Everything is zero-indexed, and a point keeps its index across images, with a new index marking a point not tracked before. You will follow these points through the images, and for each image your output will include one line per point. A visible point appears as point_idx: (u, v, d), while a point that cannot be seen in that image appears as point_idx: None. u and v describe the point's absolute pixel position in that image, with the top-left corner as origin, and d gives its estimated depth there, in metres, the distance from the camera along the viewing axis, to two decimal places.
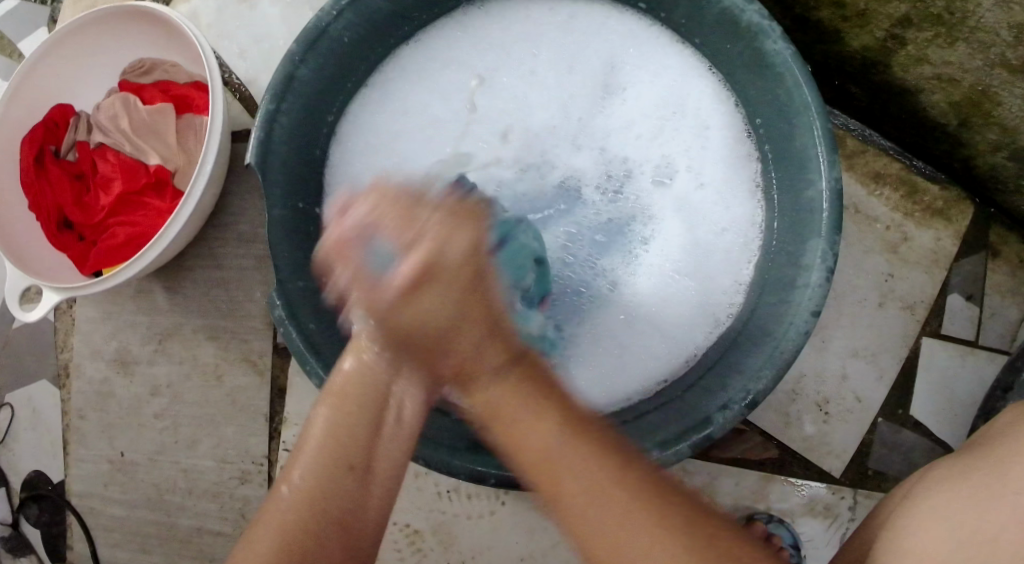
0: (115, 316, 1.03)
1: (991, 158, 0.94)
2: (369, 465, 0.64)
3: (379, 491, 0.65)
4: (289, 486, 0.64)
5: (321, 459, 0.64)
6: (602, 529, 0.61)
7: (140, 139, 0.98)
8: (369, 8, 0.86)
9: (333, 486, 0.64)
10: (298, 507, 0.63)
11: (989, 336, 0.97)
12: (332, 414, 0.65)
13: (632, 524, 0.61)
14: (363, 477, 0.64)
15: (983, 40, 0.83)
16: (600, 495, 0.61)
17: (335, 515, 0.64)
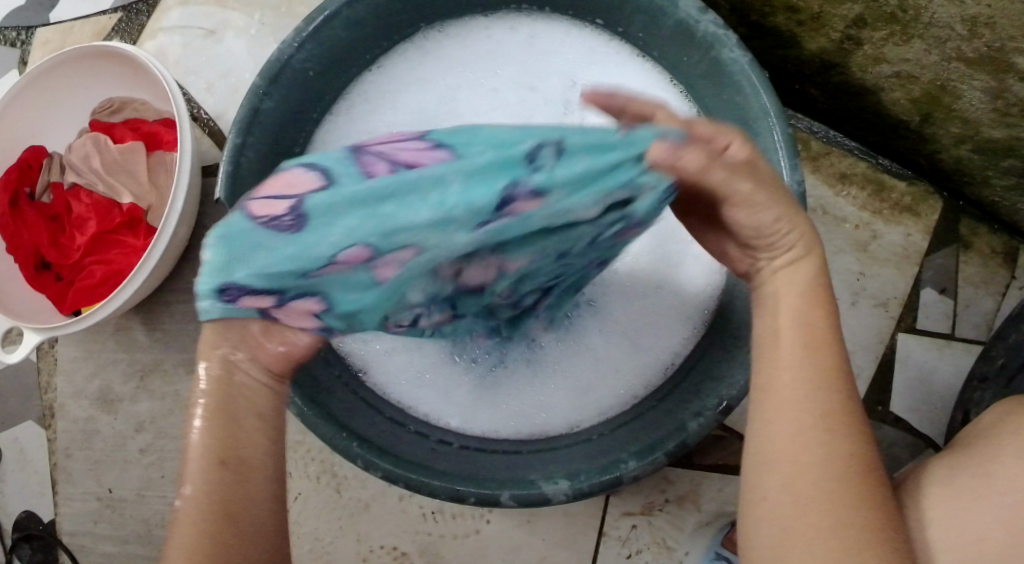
0: (96, 354, 1.03)
1: (957, 151, 0.94)
2: (241, 460, 0.62)
3: (256, 494, 0.61)
4: (184, 497, 0.60)
5: (206, 463, 0.61)
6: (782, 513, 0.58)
7: (112, 178, 0.98)
8: (330, 39, 0.86)
9: (217, 487, 0.60)
10: (203, 514, 0.60)
11: (965, 328, 0.97)
12: (208, 429, 0.62)
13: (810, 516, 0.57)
14: (240, 471, 0.61)
15: (937, 35, 0.82)
16: (802, 460, 0.58)
17: (225, 512, 0.60)
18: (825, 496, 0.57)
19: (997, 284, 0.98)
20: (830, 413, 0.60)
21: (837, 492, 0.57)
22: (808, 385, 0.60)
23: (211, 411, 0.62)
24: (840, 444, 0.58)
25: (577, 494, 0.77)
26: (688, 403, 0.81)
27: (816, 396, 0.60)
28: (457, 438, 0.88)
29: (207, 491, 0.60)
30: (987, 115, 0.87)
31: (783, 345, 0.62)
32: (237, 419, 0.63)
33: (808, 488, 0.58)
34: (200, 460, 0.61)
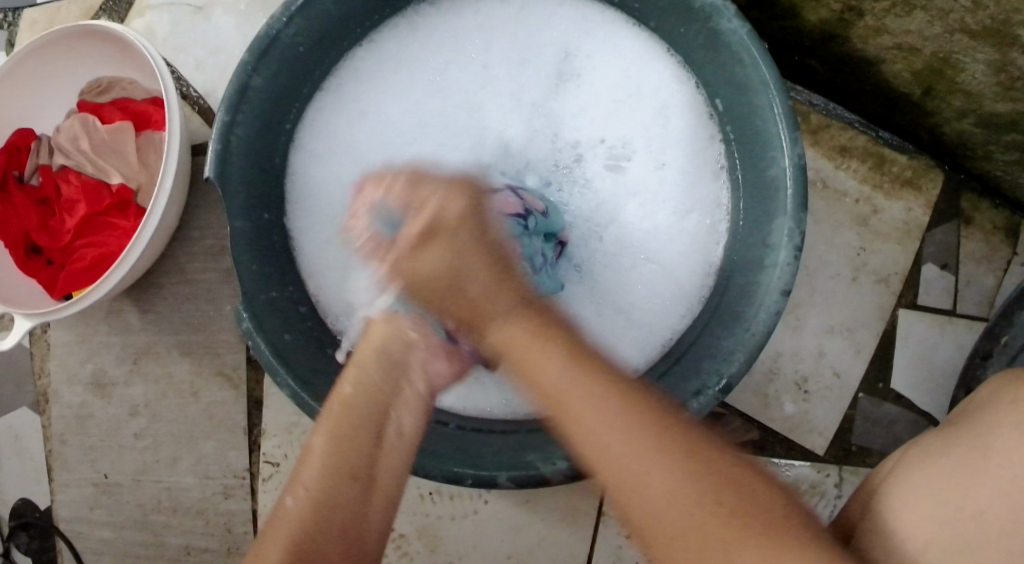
0: (89, 338, 1.02)
1: (958, 125, 0.93)
2: (371, 472, 0.65)
3: (382, 496, 0.65)
4: (293, 497, 0.63)
5: (325, 469, 0.64)
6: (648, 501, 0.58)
7: (102, 159, 0.97)
8: (320, 13, 0.84)
9: (335, 493, 0.63)
10: (299, 520, 0.62)
11: (967, 304, 0.96)
12: (330, 441, 0.65)
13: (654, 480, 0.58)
14: (366, 486, 0.65)
15: (940, 7, 0.80)
16: (667, 480, 0.58)
17: (329, 525, 0.62)
18: (704, 508, 0.57)
19: (998, 260, 0.97)
20: (659, 421, 0.60)
21: (704, 498, 0.57)
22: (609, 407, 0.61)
23: (337, 420, 0.66)
24: (668, 467, 0.58)
25: (574, 474, 0.76)
26: (688, 381, 0.80)
27: (637, 426, 0.60)
28: (453, 419, 0.87)
29: (310, 495, 0.63)
30: (990, 88, 0.86)
31: (562, 381, 0.62)
32: (382, 416, 0.67)
33: (679, 492, 0.58)
34: (320, 468, 0.64)
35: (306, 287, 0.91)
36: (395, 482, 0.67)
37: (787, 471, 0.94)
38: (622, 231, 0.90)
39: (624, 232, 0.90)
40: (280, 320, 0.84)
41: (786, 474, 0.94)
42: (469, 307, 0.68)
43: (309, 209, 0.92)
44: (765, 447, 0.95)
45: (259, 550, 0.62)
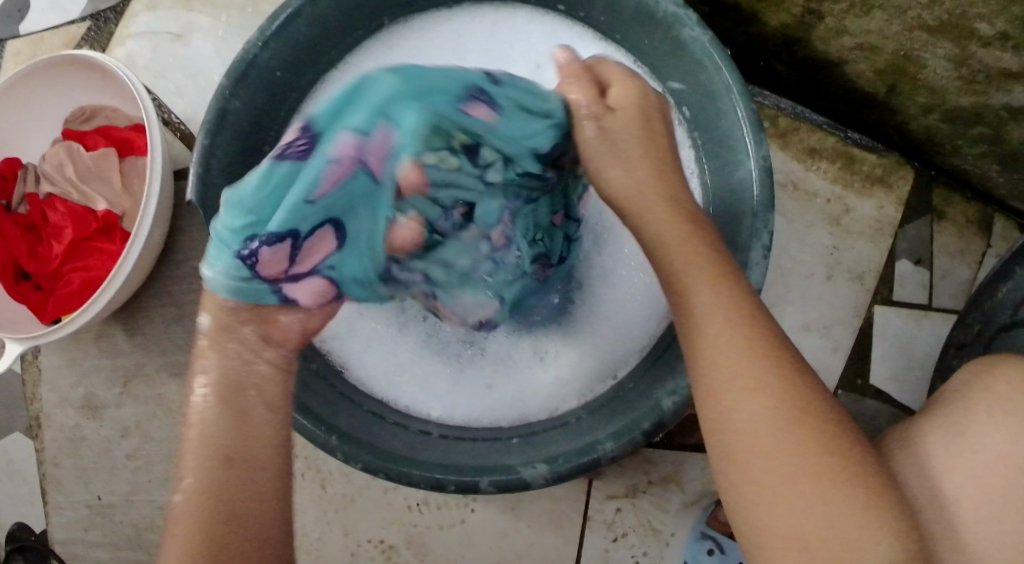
0: (80, 362, 1.04)
1: (925, 121, 0.94)
2: (247, 452, 0.61)
3: (263, 478, 0.61)
4: (180, 494, 0.61)
5: (197, 464, 0.61)
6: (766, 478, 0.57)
7: (88, 185, 0.99)
8: (295, 38, 0.86)
9: (216, 482, 0.60)
10: (200, 515, 0.59)
11: (942, 297, 0.98)
12: (200, 427, 0.62)
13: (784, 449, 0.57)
14: (237, 465, 0.61)
15: (898, 5, 0.82)
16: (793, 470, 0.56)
17: (220, 514, 0.59)
18: (799, 462, 0.56)
19: (972, 253, 0.98)
20: (755, 344, 0.60)
21: (793, 452, 0.57)
22: (737, 346, 0.60)
23: (209, 401, 0.63)
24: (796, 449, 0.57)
25: (555, 477, 0.76)
26: (660, 384, 0.80)
27: (766, 370, 0.59)
28: (436, 428, 0.87)
29: (200, 482, 0.60)
30: (953, 82, 0.87)
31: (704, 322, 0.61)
32: (251, 388, 0.64)
33: (778, 443, 0.57)
34: (200, 448, 0.61)
35: None
36: (279, 453, 0.63)
37: None
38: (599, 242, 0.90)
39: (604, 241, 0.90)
40: None
41: None
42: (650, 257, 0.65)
43: None
44: None
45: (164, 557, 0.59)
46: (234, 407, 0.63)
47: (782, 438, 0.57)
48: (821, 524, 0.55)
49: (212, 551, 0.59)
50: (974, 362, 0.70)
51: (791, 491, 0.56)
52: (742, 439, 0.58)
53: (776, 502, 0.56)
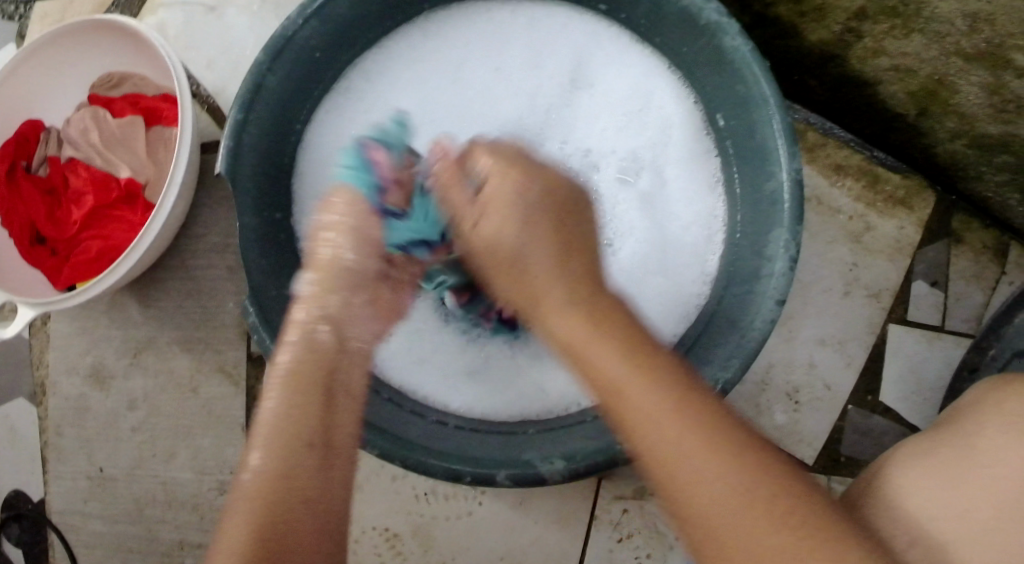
0: (90, 330, 1.03)
1: (951, 145, 0.95)
2: (328, 440, 0.64)
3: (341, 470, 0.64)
4: (249, 471, 0.62)
5: (277, 438, 0.63)
6: (717, 503, 0.57)
7: (111, 153, 0.98)
8: (334, 16, 0.85)
9: (291, 462, 0.62)
10: (262, 491, 0.61)
11: (955, 320, 0.99)
12: (282, 403, 0.64)
13: (688, 456, 0.58)
14: (325, 453, 0.63)
15: (938, 29, 0.82)
16: (717, 468, 0.57)
17: (303, 495, 0.61)
18: (733, 483, 0.57)
19: (988, 278, 0.99)
20: (626, 364, 0.61)
21: (725, 473, 0.57)
22: (644, 385, 0.60)
23: (288, 380, 0.66)
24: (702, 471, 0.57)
25: (572, 474, 0.77)
26: None
27: (662, 404, 0.59)
28: (452, 419, 0.88)
29: (271, 463, 0.62)
30: (984, 110, 0.88)
31: (581, 333, 0.64)
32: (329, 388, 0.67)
33: (682, 435, 0.58)
34: (271, 429, 0.63)
35: None
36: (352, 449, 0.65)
37: None
38: (629, 238, 0.91)
39: (632, 241, 0.91)
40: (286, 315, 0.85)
41: None
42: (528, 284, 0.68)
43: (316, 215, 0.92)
44: None
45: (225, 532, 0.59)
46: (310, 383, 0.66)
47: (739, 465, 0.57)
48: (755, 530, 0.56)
49: (275, 518, 0.60)
50: (986, 379, 0.71)
51: (707, 508, 0.57)
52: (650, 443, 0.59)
53: (710, 526, 0.57)
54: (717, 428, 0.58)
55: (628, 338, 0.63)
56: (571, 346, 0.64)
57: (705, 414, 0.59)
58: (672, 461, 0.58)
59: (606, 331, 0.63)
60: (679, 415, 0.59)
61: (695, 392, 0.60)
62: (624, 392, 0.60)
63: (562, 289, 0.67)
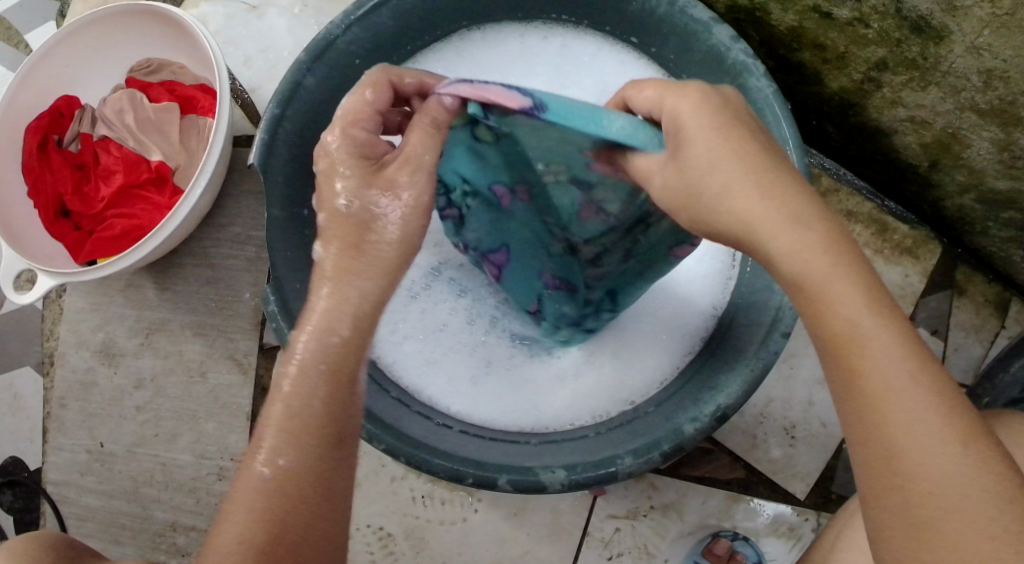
0: (104, 307, 1.04)
1: (960, 200, 0.98)
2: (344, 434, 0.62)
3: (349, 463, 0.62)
4: (265, 464, 0.59)
5: (292, 440, 0.60)
6: (949, 483, 0.52)
7: (144, 134, 0.99)
8: (377, 25, 0.88)
9: (309, 462, 0.59)
10: (266, 492, 0.59)
11: (953, 370, 1.01)
12: (285, 412, 0.60)
13: (938, 441, 0.52)
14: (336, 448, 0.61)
15: (954, 84, 0.85)
16: (942, 456, 0.52)
17: (308, 498, 0.59)
18: (973, 465, 0.52)
19: (987, 332, 1.02)
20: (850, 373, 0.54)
21: (978, 450, 0.52)
22: (891, 345, 0.53)
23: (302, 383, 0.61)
24: (943, 450, 0.52)
25: (571, 485, 0.79)
26: (683, 411, 0.82)
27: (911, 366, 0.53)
28: (457, 425, 0.89)
29: (270, 464, 0.59)
30: (993, 166, 0.91)
31: (868, 331, 0.53)
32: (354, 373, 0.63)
33: (937, 433, 0.52)
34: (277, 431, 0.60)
35: None
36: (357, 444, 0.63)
37: (766, 512, 0.95)
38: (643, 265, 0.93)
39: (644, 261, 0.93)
40: None
41: (766, 514, 0.95)
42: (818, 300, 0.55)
43: None
44: (748, 486, 0.96)
45: (222, 530, 0.58)
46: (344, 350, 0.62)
47: (967, 451, 0.52)
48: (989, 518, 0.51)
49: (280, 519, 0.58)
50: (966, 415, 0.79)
51: (930, 457, 0.52)
52: (916, 437, 0.52)
53: (929, 504, 0.52)
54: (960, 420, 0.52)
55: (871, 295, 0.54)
56: (870, 397, 0.53)
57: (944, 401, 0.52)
58: (906, 438, 0.52)
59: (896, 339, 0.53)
60: (907, 375, 0.53)
61: (934, 362, 0.54)
62: (858, 336, 0.53)
63: (845, 280, 0.54)
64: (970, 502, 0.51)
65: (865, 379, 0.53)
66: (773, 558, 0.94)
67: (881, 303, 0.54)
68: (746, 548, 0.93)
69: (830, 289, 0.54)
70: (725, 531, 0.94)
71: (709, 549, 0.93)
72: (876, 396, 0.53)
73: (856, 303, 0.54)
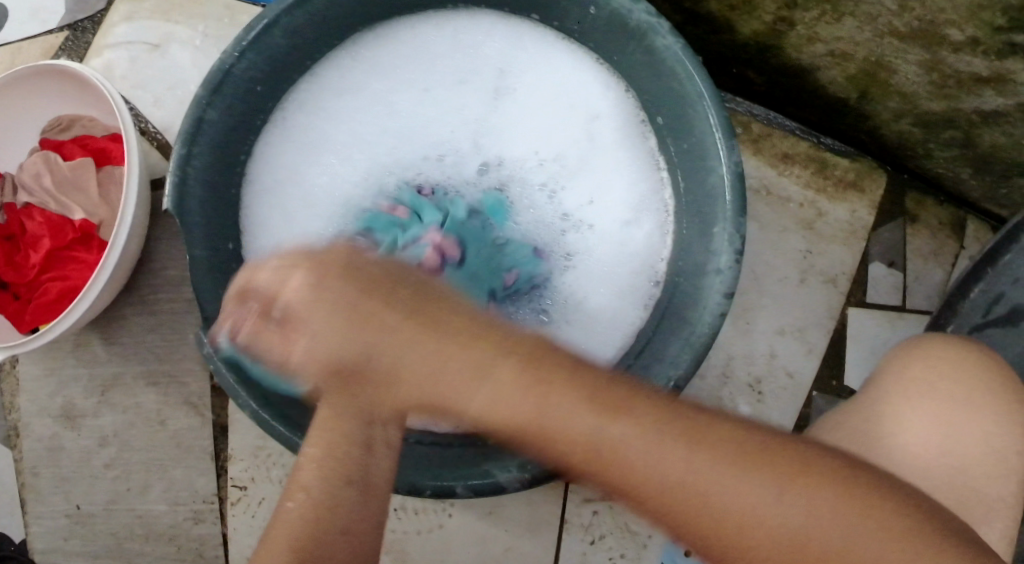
0: (57, 371, 1.04)
1: (897, 126, 0.95)
2: (367, 476, 0.63)
3: (375, 508, 0.63)
4: (295, 501, 0.61)
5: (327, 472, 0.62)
6: (795, 528, 0.59)
7: (64, 196, 0.99)
8: (271, 46, 0.86)
9: (336, 499, 0.61)
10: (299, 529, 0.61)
11: (916, 299, 0.99)
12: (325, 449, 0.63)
13: (792, 513, 0.59)
14: (363, 490, 0.62)
15: (869, 11, 0.83)
16: (792, 494, 0.59)
17: (335, 527, 0.61)
18: (765, 488, 0.59)
19: (944, 256, 1.00)
20: (785, 469, 0.60)
21: (792, 491, 0.59)
22: (663, 457, 0.60)
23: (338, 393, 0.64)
24: (785, 508, 0.59)
25: (530, 481, 0.78)
26: (638, 386, 0.81)
27: (760, 495, 0.59)
28: (414, 434, 0.87)
29: (313, 499, 0.61)
30: (924, 88, 0.89)
31: (607, 433, 0.60)
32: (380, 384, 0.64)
33: (766, 503, 0.59)
34: (317, 463, 0.62)
35: None
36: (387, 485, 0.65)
37: None
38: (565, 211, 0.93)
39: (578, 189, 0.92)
40: None
41: None
42: (541, 439, 0.61)
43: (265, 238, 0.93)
44: None
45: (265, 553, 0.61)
46: (358, 397, 0.64)
47: (813, 496, 0.60)
48: (910, 548, 0.59)
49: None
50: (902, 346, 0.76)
51: (776, 535, 0.59)
52: (722, 503, 0.59)
53: (782, 538, 0.59)
54: (793, 469, 0.60)
55: (667, 425, 0.61)
56: (674, 486, 0.60)
57: (734, 472, 0.60)
58: (736, 512, 0.59)
59: (659, 441, 0.60)
60: (734, 480, 0.59)
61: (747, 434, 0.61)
62: (610, 445, 0.60)
63: (502, 377, 0.61)
64: (850, 523, 0.59)
65: (701, 515, 0.59)
66: None
67: (716, 455, 0.60)
68: None
69: (638, 478, 0.60)
70: None
71: None
72: (726, 535, 0.60)
73: (675, 469, 0.60)
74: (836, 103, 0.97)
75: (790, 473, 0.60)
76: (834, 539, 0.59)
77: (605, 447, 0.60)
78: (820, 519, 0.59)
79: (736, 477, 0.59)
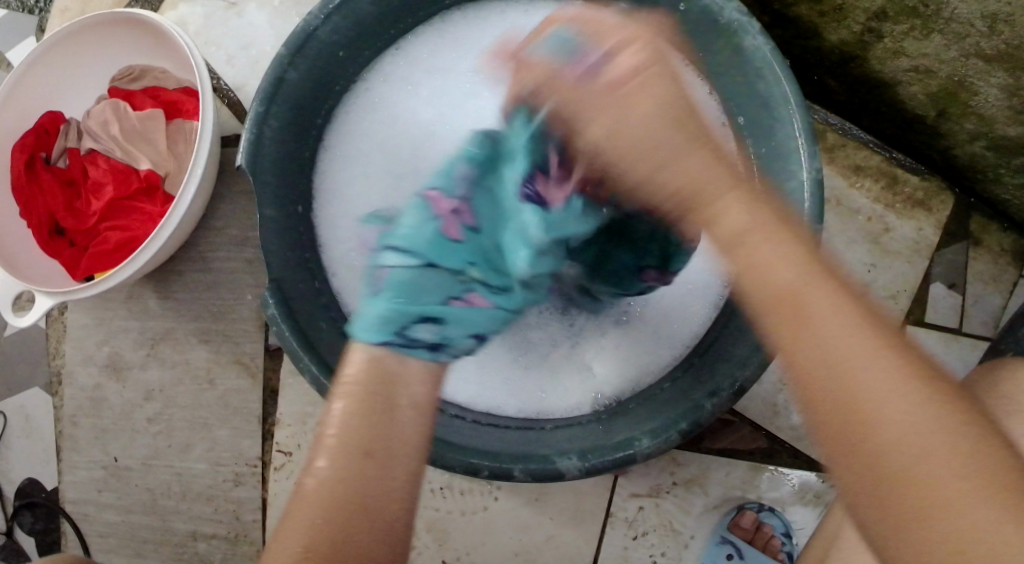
0: (107, 322, 1.03)
1: (970, 148, 0.95)
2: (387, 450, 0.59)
3: (402, 472, 0.59)
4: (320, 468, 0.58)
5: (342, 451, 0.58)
6: (947, 494, 0.52)
7: (131, 145, 0.98)
8: (358, 13, 0.85)
9: (354, 472, 0.58)
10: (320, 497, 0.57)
11: (973, 323, 0.99)
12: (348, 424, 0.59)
13: (954, 481, 0.52)
14: (372, 460, 0.58)
15: (958, 30, 0.83)
16: (961, 471, 0.52)
17: (356, 506, 0.57)
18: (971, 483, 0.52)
19: (1006, 282, 0.99)
20: (981, 443, 0.53)
21: (967, 466, 0.52)
22: (881, 378, 0.54)
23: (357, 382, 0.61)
24: (966, 490, 0.52)
25: (589, 470, 0.77)
26: (702, 384, 0.80)
27: (931, 434, 0.53)
28: (472, 414, 0.88)
29: (340, 468, 0.58)
30: (1003, 112, 0.88)
31: (787, 286, 0.57)
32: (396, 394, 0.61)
33: (946, 469, 0.52)
34: (344, 437, 0.58)
35: (330, 281, 0.92)
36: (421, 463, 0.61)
37: (792, 480, 0.93)
38: None
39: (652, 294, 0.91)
40: (308, 309, 0.85)
41: (792, 482, 0.93)
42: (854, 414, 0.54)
43: (337, 208, 0.93)
44: (772, 455, 0.94)
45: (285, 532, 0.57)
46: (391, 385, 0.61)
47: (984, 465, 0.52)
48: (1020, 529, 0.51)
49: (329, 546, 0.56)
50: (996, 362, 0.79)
51: (950, 509, 0.52)
52: (894, 434, 0.53)
53: (929, 522, 0.52)
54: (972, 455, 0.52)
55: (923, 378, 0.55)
56: (852, 405, 0.54)
57: (922, 401, 0.54)
58: (904, 464, 0.53)
59: (901, 388, 0.54)
60: (900, 401, 0.54)
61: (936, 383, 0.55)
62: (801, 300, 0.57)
63: (830, 312, 0.56)
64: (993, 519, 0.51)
65: (853, 426, 0.54)
66: (800, 526, 0.93)
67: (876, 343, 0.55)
68: (773, 519, 0.93)
69: (813, 320, 0.56)
70: (750, 503, 0.93)
71: (735, 523, 0.93)
72: (868, 417, 0.54)
73: (875, 375, 0.54)
74: (913, 119, 0.97)
75: (937, 405, 0.54)
76: (968, 519, 0.51)
77: (787, 295, 0.57)
78: (995, 504, 0.51)
79: (925, 412, 0.53)
